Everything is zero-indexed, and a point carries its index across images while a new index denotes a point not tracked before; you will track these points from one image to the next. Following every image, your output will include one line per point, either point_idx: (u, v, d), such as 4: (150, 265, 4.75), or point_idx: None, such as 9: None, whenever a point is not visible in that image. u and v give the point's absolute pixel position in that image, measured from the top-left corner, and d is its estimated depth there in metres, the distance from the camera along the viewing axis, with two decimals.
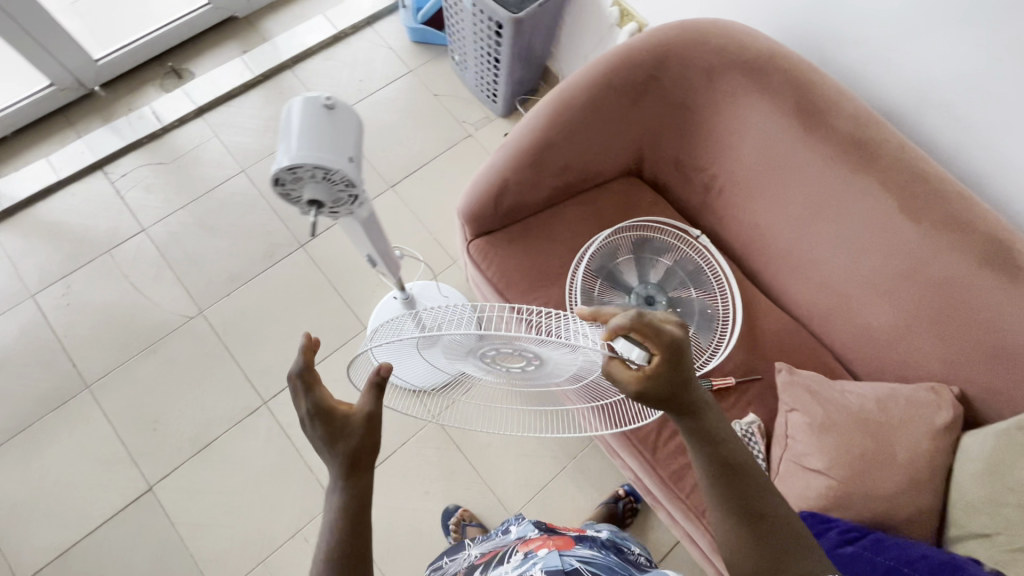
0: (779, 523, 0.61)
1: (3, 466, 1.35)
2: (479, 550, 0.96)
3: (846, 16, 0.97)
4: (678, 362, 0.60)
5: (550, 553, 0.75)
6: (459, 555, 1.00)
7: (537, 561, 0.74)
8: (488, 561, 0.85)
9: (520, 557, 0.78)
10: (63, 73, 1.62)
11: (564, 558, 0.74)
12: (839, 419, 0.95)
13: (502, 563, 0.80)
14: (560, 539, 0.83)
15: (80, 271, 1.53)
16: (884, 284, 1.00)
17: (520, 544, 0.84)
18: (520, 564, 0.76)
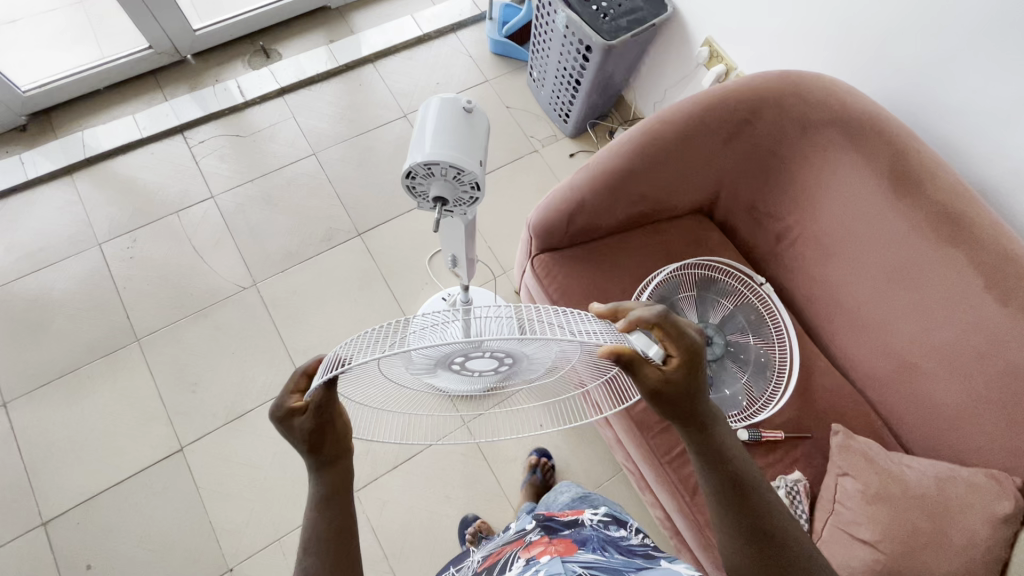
0: (790, 547, 0.59)
1: (46, 403, 1.38)
2: (481, 556, 0.84)
3: (953, 89, 0.97)
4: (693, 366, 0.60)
5: (552, 560, 0.63)
6: (464, 564, 0.89)
7: (538, 570, 0.62)
8: (491, 570, 0.73)
9: (523, 564, 0.67)
10: (162, 38, 1.70)
11: (567, 565, 0.61)
12: (894, 491, 0.93)
13: (503, 573, 0.68)
14: (562, 540, 0.72)
15: (147, 227, 1.58)
16: (955, 363, 0.97)
17: (522, 550, 0.72)
18: (520, 574, 0.64)
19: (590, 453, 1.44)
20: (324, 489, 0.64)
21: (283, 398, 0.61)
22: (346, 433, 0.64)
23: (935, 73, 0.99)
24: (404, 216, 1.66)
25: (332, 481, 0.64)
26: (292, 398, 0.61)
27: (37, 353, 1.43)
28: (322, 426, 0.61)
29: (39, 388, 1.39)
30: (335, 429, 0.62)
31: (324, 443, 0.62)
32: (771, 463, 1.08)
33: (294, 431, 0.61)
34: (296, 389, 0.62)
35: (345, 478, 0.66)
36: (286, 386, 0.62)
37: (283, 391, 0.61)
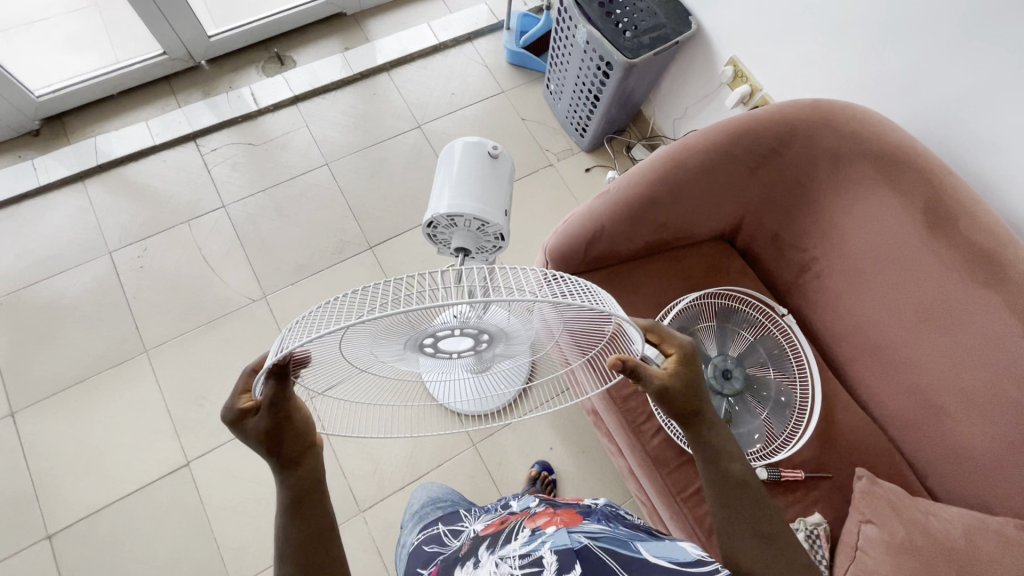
0: (787, 552, 0.61)
1: (53, 414, 1.37)
2: (482, 524, 0.82)
3: (994, 122, 0.92)
4: (691, 373, 0.63)
5: (559, 531, 0.60)
6: (461, 529, 0.87)
7: (546, 539, 0.59)
8: (496, 537, 0.71)
9: (529, 533, 0.64)
10: (176, 44, 1.68)
11: (574, 535, 0.58)
12: (919, 542, 0.89)
13: (509, 542, 0.65)
14: (566, 514, 0.71)
15: (157, 236, 1.57)
16: (987, 408, 0.93)
17: (527, 520, 0.71)
18: (526, 542, 0.61)
19: (600, 479, 1.41)
20: (291, 494, 0.62)
21: (233, 400, 0.59)
22: (308, 426, 0.62)
23: (975, 105, 0.94)
24: (416, 230, 1.64)
25: (299, 483, 0.63)
26: (242, 399, 0.60)
27: (46, 362, 1.42)
28: (278, 423, 0.59)
29: (46, 398, 1.39)
30: (295, 423, 0.60)
31: (283, 441, 0.60)
32: (790, 503, 1.05)
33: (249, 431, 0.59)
34: (246, 389, 0.60)
35: (314, 476, 0.64)
36: (236, 388, 0.60)
37: (232, 394, 0.60)
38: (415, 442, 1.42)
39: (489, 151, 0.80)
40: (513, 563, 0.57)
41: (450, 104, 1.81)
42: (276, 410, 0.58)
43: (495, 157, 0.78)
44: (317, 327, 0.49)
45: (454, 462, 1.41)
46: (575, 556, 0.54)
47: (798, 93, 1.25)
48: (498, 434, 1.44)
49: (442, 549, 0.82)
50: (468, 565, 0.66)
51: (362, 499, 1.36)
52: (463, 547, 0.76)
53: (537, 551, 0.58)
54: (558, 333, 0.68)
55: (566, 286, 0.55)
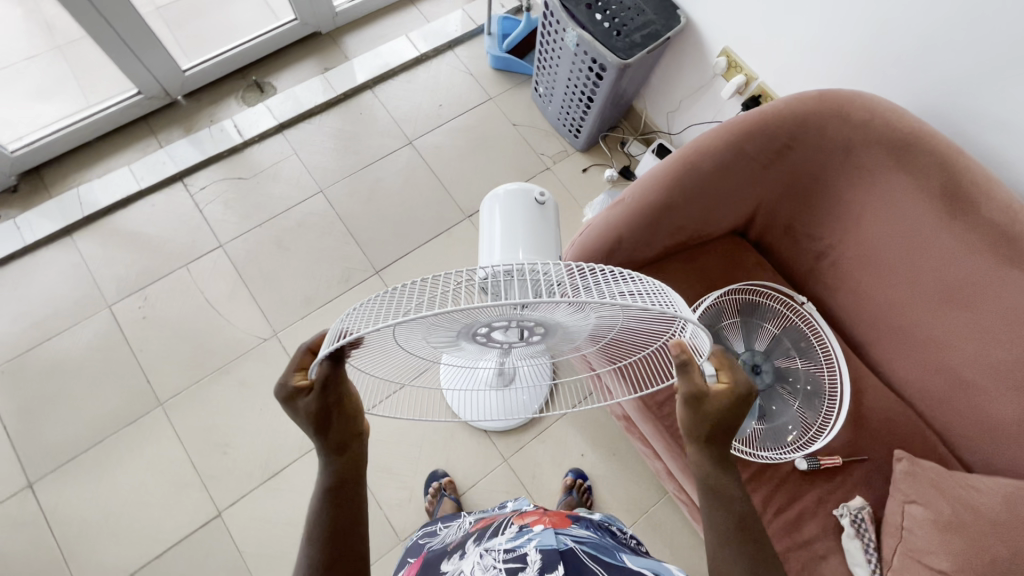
0: None
1: (74, 479, 1.33)
2: (474, 519, 0.87)
3: (1000, 100, 0.94)
4: (732, 408, 0.65)
5: (546, 529, 0.67)
6: (454, 523, 0.91)
7: (531, 537, 0.65)
8: (482, 532, 0.76)
9: (515, 530, 0.70)
10: (151, 82, 1.63)
11: (559, 537, 0.65)
12: (965, 517, 0.91)
13: (496, 535, 0.71)
14: (555, 514, 0.76)
15: (156, 284, 1.53)
16: (1015, 379, 0.95)
17: (515, 517, 0.77)
18: (512, 537, 0.68)
19: (634, 479, 1.42)
20: (335, 478, 0.66)
21: (287, 378, 0.61)
22: (356, 412, 0.65)
23: (980, 83, 0.95)
24: (421, 249, 1.61)
25: (344, 468, 0.66)
26: (297, 378, 0.62)
27: (59, 426, 1.38)
28: (329, 408, 0.62)
29: (64, 463, 1.35)
30: (344, 410, 0.63)
31: (331, 424, 0.63)
32: (832, 489, 1.06)
33: (301, 410, 0.62)
34: (299, 368, 0.62)
35: (357, 463, 0.68)
36: (289, 365, 0.62)
37: (286, 371, 0.62)
38: (446, 464, 1.41)
39: (536, 197, 1.00)
40: (498, 556, 0.64)
41: (439, 116, 1.78)
42: (330, 397, 0.61)
43: (546, 203, 1.00)
44: (385, 314, 0.51)
45: (488, 480, 1.40)
46: (559, 555, 0.62)
47: (795, 80, 1.26)
48: (528, 446, 1.43)
49: (430, 539, 0.87)
50: (454, 557, 0.70)
51: (401, 528, 1.35)
52: (449, 541, 0.81)
53: (523, 547, 0.64)
54: (603, 330, 0.69)
55: (623, 286, 0.56)
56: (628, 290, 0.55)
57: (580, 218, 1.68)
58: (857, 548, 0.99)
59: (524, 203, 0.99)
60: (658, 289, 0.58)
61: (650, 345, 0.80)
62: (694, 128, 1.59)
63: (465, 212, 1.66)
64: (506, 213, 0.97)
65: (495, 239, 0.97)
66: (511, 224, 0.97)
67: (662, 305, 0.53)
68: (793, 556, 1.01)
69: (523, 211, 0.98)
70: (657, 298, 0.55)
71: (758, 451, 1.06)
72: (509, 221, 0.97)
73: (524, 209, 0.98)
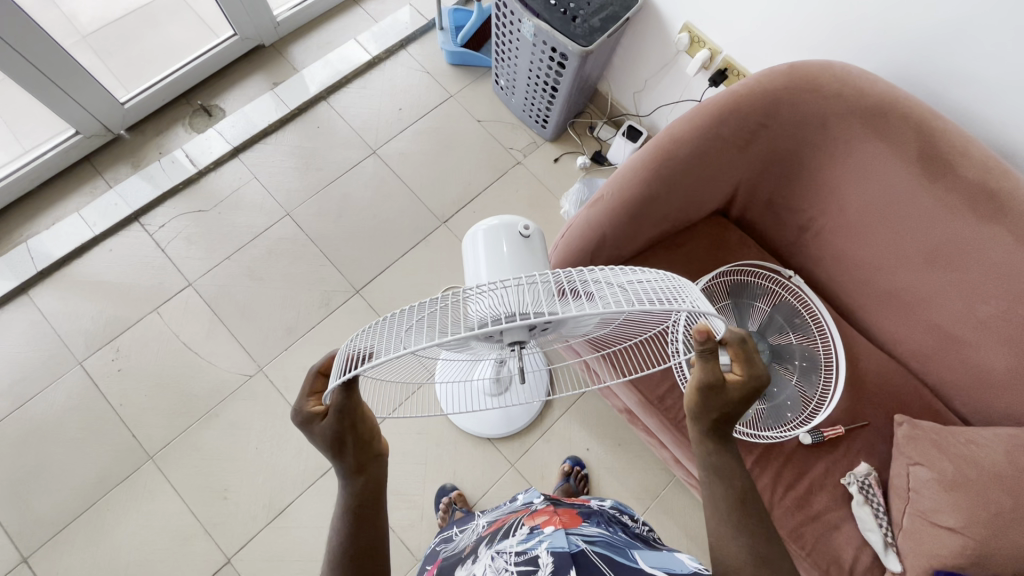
0: None
1: (70, 547, 1.28)
2: (486, 520, 0.84)
3: (968, 56, 0.93)
4: (739, 401, 0.62)
5: (557, 530, 0.64)
6: (467, 526, 0.88)
7: (542, 539, 0.62)
8: (494, 534, 0.73)
9: (526, 531, 0.67)
10: (89, 120, 1.53)
11: (571, 538, 0.62)
12: (970, 474, 0.93)
13: (507, 537, 0.68)
14: (566, 513, 0.73)
15: (127, 333, 1.46)
16: (1003, 332, 0.96)
17: (526, 517, 0.73)
18: (524, 539, 0.64)
19: (642, 467, 1.42)
20: (355, 499, 0.64)
21: (302, 404, 0.61)
22: (373, 436, 0.63)
23: (947, 39, 0.94)
24: (400, 262, 1.57)
25: (364, 489, 0.64)
26: (311, 404, 0.62)
27: (47, 495, 1.32)
28: (345, 431, 0.61)
29: (58, 532, 1.29)
30: (358, 431, 0.62)
31: (348, 448, 0.62)
32: (837, 458, 1.07)
33: (318, 435, 0.61)
34: (313, 393, 0.62)
35: (377, 482, 0.65)
36: (302, 391, 0.62)
37: (300, 399, 0.62)
38: (454, 478, 1.39)
39: (521, 230, 0.95)
40: (510, 559, 0.61)
41: (400, 120, 1.72)
42: (343, 418, 0.59)
43: (531, 236, 0.96)
44: (395, 339, 0.52)
45: (497, 487, 1.38)
46: (571, 559, 0.58)
47: (760, 51, 1.23)
48: (534, 448, 1.42)
49: (447, 544, 0.84)
50: (467, 562, 0.68)
51: (416, 549, 1.33)
52: (463, 546, 0.77)
53: (534, 549, 0.61)
54: (601, 325, 0.68)
55: (622, 280, 0.57)
56: (629, 285, 0.56)
57: (558, 210, 1.65)
58: (867, 514, 1.01)
59: (507, 238, 0.94)
60: (665, 281, 0.59)
61: (641, 329, 0.78)
62: (662, 107, 1.56)
63: (440, 218, 1.62)
64: (489, 251, 0.93)
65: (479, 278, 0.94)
66: (496, 262, 0.93)
67: (671, 299, 0.54)
68: (808, 530, 1.02)
69: (507, 247, 0.94)
70: (665, 291, 0.56)
71: (761, 432, 1.06)
72: (493, 259, 0.92)
73: (508, 245, 0.93)
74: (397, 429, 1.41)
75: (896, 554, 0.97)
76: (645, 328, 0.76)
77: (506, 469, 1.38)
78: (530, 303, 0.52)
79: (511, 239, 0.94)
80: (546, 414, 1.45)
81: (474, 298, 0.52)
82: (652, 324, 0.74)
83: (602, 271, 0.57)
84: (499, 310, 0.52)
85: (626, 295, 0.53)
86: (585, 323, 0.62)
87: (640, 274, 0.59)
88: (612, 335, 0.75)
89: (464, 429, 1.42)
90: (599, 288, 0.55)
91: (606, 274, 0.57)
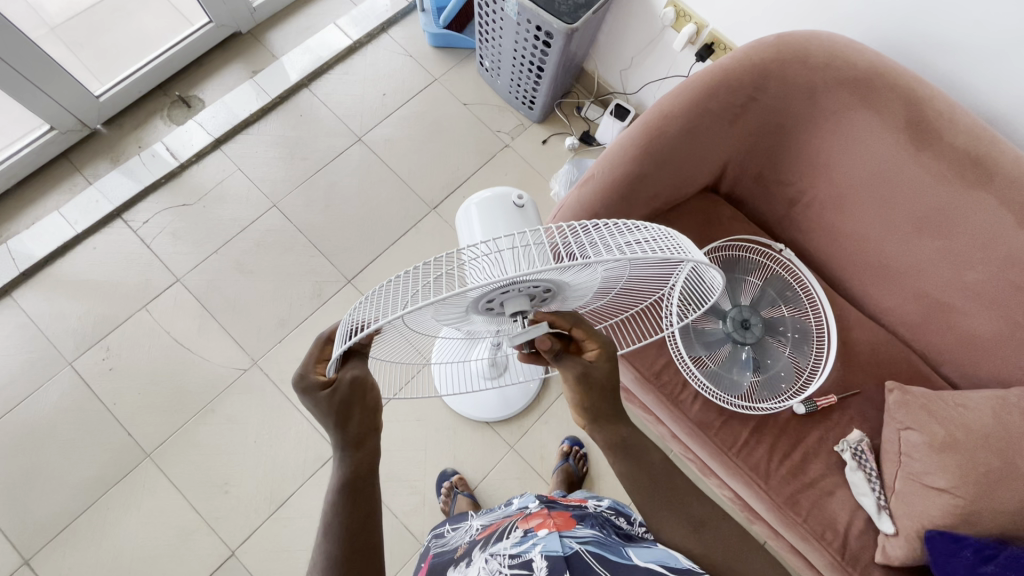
0: None
1: (72, 547, 1.28)
2: (481, 522, 0.85)
3: (953, 24, 0.93)
4: (613, 369, 0.69)
5: (550, 533, 0.65)
6: (461, 524, 0.90)
7: (536, 542, 0.64)
8: (488, 537, 0.74)
9: (521, 534, 0.68)
10: (63, 115, 1.48)
11: (564, 541, 0.64)
12: (959, 436, 0.95)
13: (502, 539, 0.70)
14: (560, 514, 0.74)
15: (117, 332, 1.44)
16: (990, 296, 0.98)
17: (521, 520, 0.74)
18: (518, 543, 0.66)
19: None
20: (349, 473, 0.62)
21: (308, 367, 0.61)
22: (377, 407, 0.64)
23: (933, 6, 0.94)
24: (391, 250, 1.55)
25: (359, 464, 0.63)
26: (318, 370, 0.62)
27: (45, 497, 1.31)
28: (348, 400, 0.61)
29: (59, 534, 1.28)
30: (365, 404, 0.63)
31: (353, 416, 0.62)
32: (831, 426, 1.09)
33: (317, 404, 0.61)
34: (320, 360, 0.63)
35: (371, 462, 0.64)
36: (309, 357, 0.62)
37: (308, 362, 0.62)
38: (454, 462, 1.40)
39: (515, 200, 0.96)
40: (504, 562, 0.63)
41: (384, 106, 1.69)
42: (350, 387, 0.60)
43: (525, 205, 0.97)
44: (393, 305, 0.52)
45: (498, 470, 1.40)
46: (565, 562, 0.60)
47: (747, 24, 1.22)
48: (533, 430, 1.43)
49: (442, 544, 0.85)
50: (461, 565, 0.69)
51: (420, 534, 1.34)
52: (457, 546, 0.79)
53: (528, 552, 0.63)
54: (599, 294, 0.69)
55: (621, 237, 0.56)
56: (628, 242, 0.55)
57: (548, 192, 1.64)
58: (860, 479, 1.03)
59: (501, 208, 0.95)
60: (667, 238, 0.58)
61: (636, 299, 0.80)
62: (649, 84, 1.55)
63: (430, 205, 1.60)
64: (484, 220, 0.93)
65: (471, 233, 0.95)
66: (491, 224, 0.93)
67: (670, 255, 0.54)
68: (804, 497, 1.05)
69: (503, 217, 0.95)
70: (666, 247, 0.55)
71: (757, 404, 1.07)
72: (490, 228, 0.92)
73: (504, 215, 0.94)
74: (396, 417, 1.41)
75: (889, 516, 1.00)
76: (639, 296, 0.78)
77: (506, 451, 1.40)
78: (528, 264, 0.52)
79: (505, 211, 0.95)
80: (544, 396, 1.46)
81: (470, 260, 0.52)
82: (648, 291, 0.75)
83: (603, 228, 0.56)
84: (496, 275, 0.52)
85: (626, 251, 0.53)
86: (584, 289, 0.63)
87: (643, 230, 0.59)
88: (607, 304, 0.77)
89: (463, 413, 1.42)
90: (598, 246, 0.54)
91: (608, 232, 0.56)
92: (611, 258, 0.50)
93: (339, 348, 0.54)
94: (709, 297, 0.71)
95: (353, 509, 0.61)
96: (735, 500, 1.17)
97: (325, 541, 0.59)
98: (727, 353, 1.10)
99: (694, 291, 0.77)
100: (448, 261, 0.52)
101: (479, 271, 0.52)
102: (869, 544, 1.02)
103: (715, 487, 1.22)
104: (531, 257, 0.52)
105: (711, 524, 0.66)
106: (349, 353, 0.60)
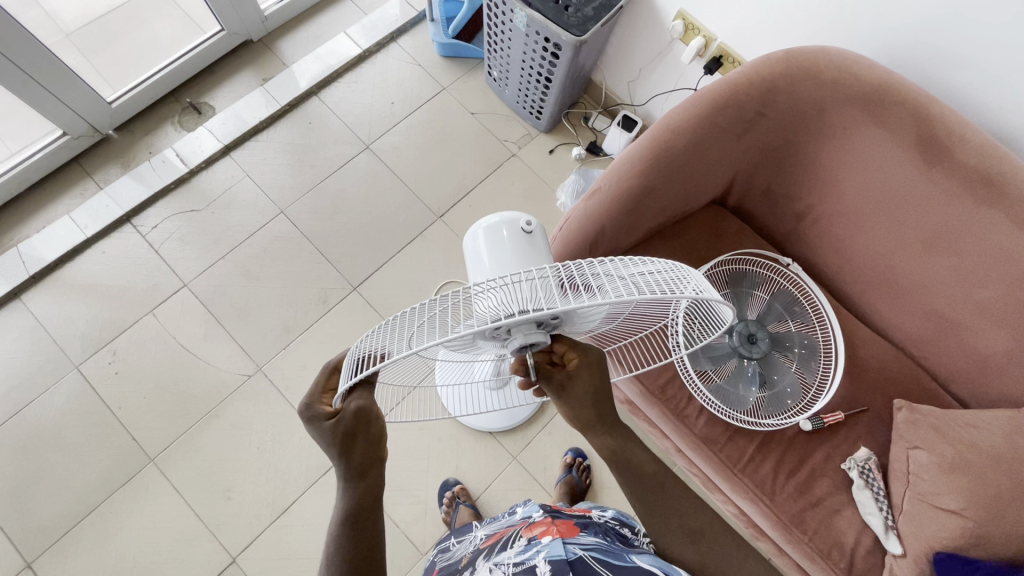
0: None
1: (76, 552, 1.28)
2: (485, 532, 0.85)
3: (965, 40, 0.93)
4: (599, 380, 0.67)
5: (554, 539, 0.64)
6: (466, 537, 0.89)
7: (541, 549, 0.63)
8: (492, 546, 0.74)
9: (525, 541, 0.68)
10: (75, 121, 1.50)
11: (568, 546, 0.63)
12: (967, 456, 0.93)
13: (506, 548, 0.69)
14: (563, 523, 0.73)
15: (123, 336, 1.44)
16: (1001, 315, 0.97)
17: (525, 529, 0.73)
18: (522, 551, 0.65)
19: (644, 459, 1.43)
20: (355, 503, 0.62)
21: (314, 398, 0.63)
22: (382, 438, 0.63)
23: (946, 25, 0.93)
24: (398, 257, 1.56)
25: (364, 493, 0.63)
26: (324, 400, 0.63)
27: (49, 500, 1.31)
28: (352, 430, 0.61)
29: (59, 539, 1.28)
30: (370, 433, 0.62)
31: (356, 446, 0.62)
32: (838, 444, 1.08)
33: (322, 434, 0.61)
34: (327, 390, 0.64)
35: (375, 493, 0.64)
36: (316, 386, 0.64)
37: (314, 393, 0.63)
38: (457, 471, 1.39)
39: (522, 225, 0.81)
40: (507, 569, 0.62)
41: (392, 115, 1.70)
42: (354, 417, 0.60)
43: (534, 232, 0.82)
44: (402, 338, 0.52)
45: (500, 479, 1.39)
46: (569, 566, 0.59)
47: (754, 38, 1.23)
48: (536, 440, 1.43)
49: (446, 556, 0.85)
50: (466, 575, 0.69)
51: (422, 544, 1.33)
52: (461, 558, 0.78)
53: (531, 559, 0.62)
54: (610, 320, 0.68)
55: (623, 268, 0.56)
56: (630, 274, 0.55)
57: (554, 202, 1.64)
58: (867, 498, 1.02)
59: (509, 237, 0.80)
60: (671, 268, 0.58)
61: (646, 322, 0.79)
62: (657, 96, 1.55)
63: (437, 213, 1.61)
64: (490, 248, 0.79)
65: (477, 266, 0.81)
66: (500, 258, 0.79)
67: (675, 287, 0.54)
68: (809, 515, 1.04)
69: (509, 247, 0.79)
70: (672, 279, 0.56)
71: (763, 421, 1.06)
72: (497, 257, 0.79)
73: (510, 246, 0.79)
74: (399, 426, 1.41)
75: (897, 536, 0.98)
76: (652, 320, 0.77)
77: (509, 461, 1.39)
78: (534, 298, 0.52)
79: (512, 235, 0.80)
80: (548, 408, 1.46)
81: (477, 294, 0.52)
82: (656, 315, 0.74)
83: (609, 261, 0.57)
84: (501, 308, 0.52)
85: (630, 287, 0.53)
86: (590, 318, 0.61)
87: (648, 262, 0.59)
88: (618, 326, 0.75)
89: (466, 424, 1.41)
90: (601, 278, 0.54)
91: (614, 265, 0.56)
92: (616, 296, 0.50)
93: (347, 383, 0.54)
94: (717, 323, 0.70)
95: (357, 528, 0.61)
96: (741, 514, 1.16)
97: (328, 568, 0.59)
98: (732, 368, 1.08)
99: (701, 314, 0.76)
100: (454, 295, 0.52)
101: (486, 305, 0.52)
102: (876, 564, 1.00)
103: (720, 501, 1.20)
104: (536, 292, 0.52)
105: (713, 541, 0.66)
106: (354, 384, 0.60)
